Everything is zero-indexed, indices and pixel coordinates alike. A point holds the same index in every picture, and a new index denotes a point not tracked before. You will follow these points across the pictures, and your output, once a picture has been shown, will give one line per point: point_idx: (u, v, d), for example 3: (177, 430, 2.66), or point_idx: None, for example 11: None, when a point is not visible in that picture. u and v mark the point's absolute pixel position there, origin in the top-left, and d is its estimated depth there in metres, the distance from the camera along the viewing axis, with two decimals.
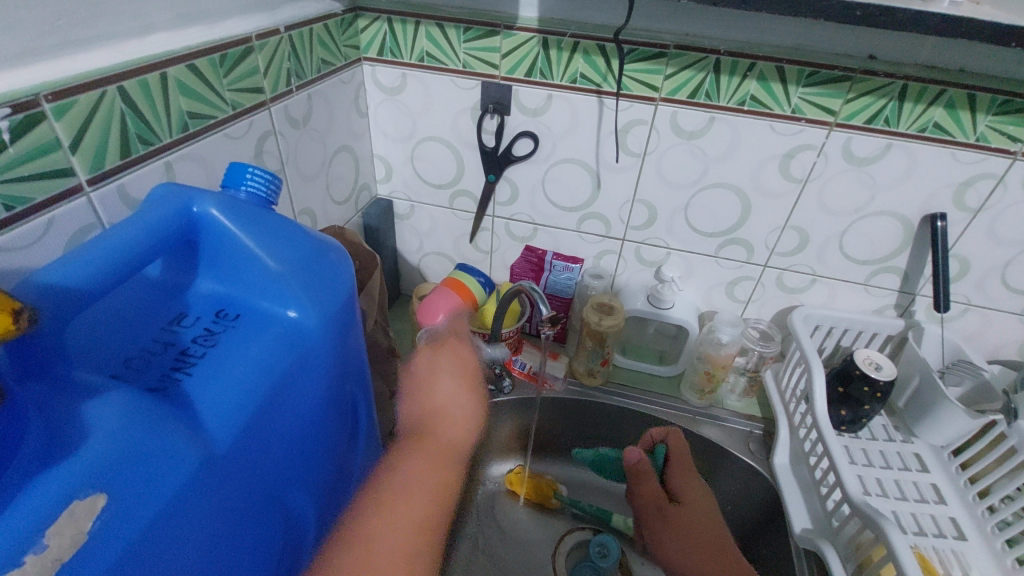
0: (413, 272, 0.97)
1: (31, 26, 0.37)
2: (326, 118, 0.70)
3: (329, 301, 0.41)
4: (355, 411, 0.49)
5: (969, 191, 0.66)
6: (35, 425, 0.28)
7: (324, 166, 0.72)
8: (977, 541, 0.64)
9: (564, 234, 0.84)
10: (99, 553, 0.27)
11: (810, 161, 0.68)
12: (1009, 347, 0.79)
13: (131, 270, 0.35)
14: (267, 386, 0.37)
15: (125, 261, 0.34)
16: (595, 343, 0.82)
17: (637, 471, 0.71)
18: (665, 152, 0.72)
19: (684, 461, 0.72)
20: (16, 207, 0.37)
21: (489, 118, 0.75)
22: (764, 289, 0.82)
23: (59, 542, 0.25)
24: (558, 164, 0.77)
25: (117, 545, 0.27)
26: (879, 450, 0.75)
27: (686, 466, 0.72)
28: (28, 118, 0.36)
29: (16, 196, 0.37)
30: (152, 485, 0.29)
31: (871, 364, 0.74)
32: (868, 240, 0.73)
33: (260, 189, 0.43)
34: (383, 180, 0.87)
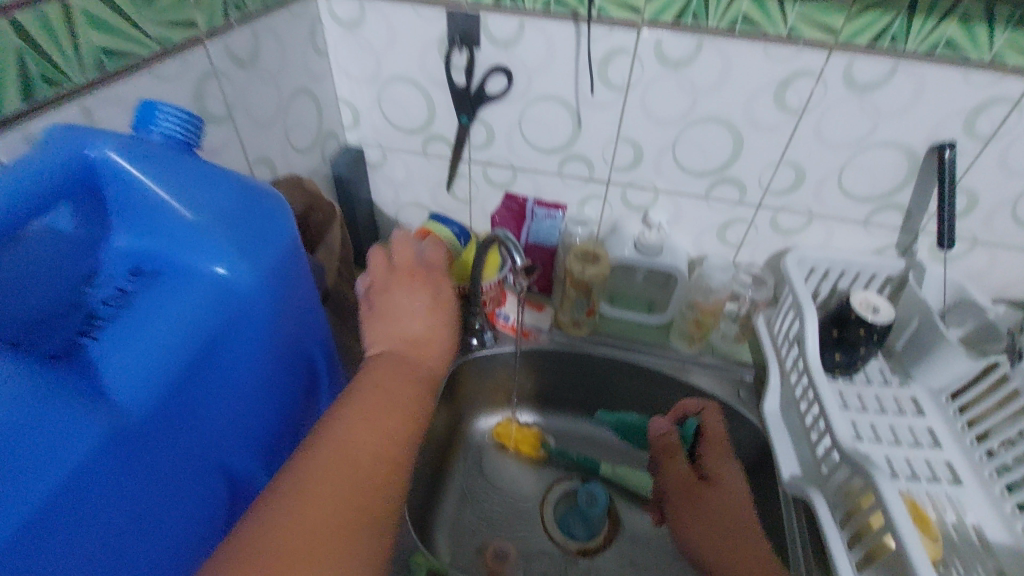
0: (391, 225, 0.93)
1: None
2: (277, 57, 0.64)
3: (262, 257, 0.38)
4: (309, 365, 0.48)
5: (982, 117, 0.61)
6: None
7: (280, 112, 0.67)
8: (974, 486, 0.63)
9: (545, 178, 0.79)
10: None
11: (807, 89, 0.62)
12: (1015, 287, 0.75)
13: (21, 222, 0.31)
14: (195, 347, 0.35)
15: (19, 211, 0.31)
16: (580, 293, 0.79)
17: (664, 443, 0.70)
18: (649, 84, 0.66)
19: (720, 441, 0.69)
20: None
21: (458, 53, 0.69)
22: (757, 231, 0.77)
23: None
24: (535, 103, 0.71)
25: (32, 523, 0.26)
26: (874, 394, 0.72)
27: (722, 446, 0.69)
28: None
29: None
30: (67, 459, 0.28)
31: (867, 306, 0.71)
32: (869, 175, 0.68)
33: (176, 129, 0.38)
34: (351, 126, 0.81)
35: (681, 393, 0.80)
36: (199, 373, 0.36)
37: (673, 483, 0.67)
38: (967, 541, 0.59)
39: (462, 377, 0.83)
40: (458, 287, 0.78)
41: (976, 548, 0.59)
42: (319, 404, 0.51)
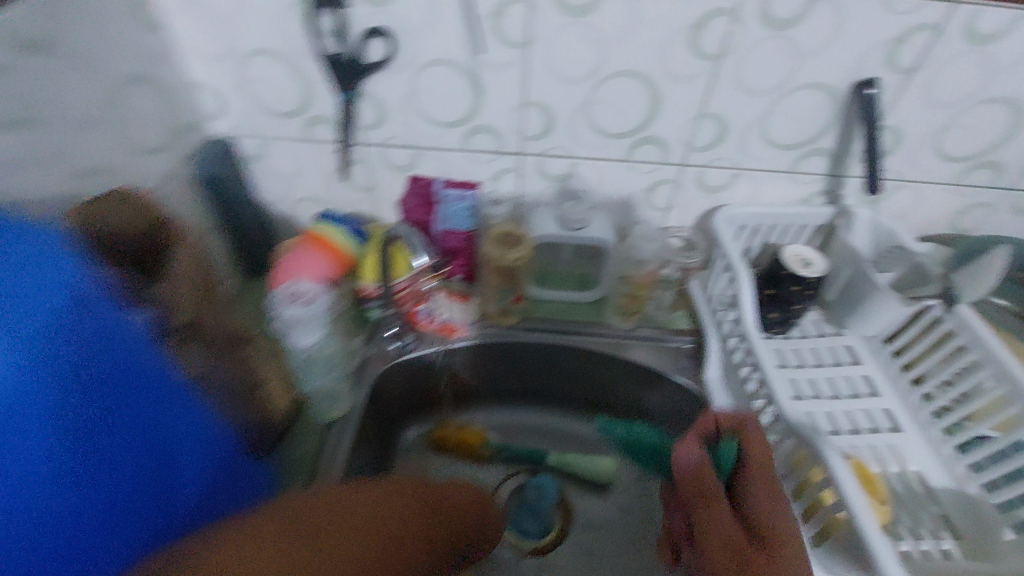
0: (285, 224, 0.81)
1: None
2: (87, 36, 0.51)
3: (38, 287, 0.31)
4: (155, 430, 0.39)
5: (904, 48, 0.56)
6: None
7: (106, 105, 0.54)
8: (914, 432, 0.62)
9: (450, 155, 0.70)
10: None
11: (722, 30, 0.56)
12: (937, 222, 0.74)
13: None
14: (40, 466, 0.30)
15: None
16: (504, 278, 0.72)
17: (694, 482, 0.53)
18: (551, 37, 0.58)
19: (760, 464, 0.51)
20: None
21: (324, 14, 0.57)
22: (684, 192, 0.72)
23: None
24: (425, 69, 0.61)
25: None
26: (810, 347, 0.70)
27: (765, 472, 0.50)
28: None
29: None
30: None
31: (798, 260, 0.67)
32: (793, 121, 0.63)
33: None
34: (214, 115, 0.69)
35: (622, 370, 0.76)
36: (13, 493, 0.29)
37: (710, 536, 0.51)
38: (913, 492, 0.58)
39: (385, 386, 0.73)
40: (368, 289, 0.68)
41: (923, 500, 0.57)
42: (190, 476, 0.42)
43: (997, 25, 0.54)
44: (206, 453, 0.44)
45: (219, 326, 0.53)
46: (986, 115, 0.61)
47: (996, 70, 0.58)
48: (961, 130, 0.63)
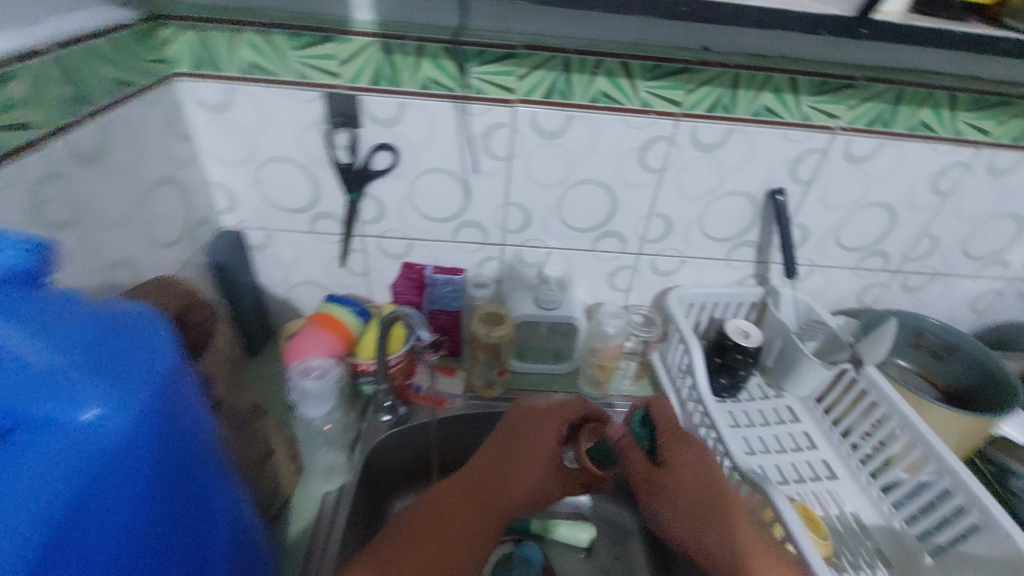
0: (281, 307, 0.87)
1: None
2: (133, 150, 0.58)
3: (136, 388, 0.33)
4: (207, 498, 0.40)
5: (801, 165, 0.73)
6: None
7: (141, 207, 0.60)
8: (848, 477, 0.72)
9: (440, 245, 0.80)
10: None
11: (663, 151, 0.71)
12: (848, 298, 0.89)
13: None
14: (52, 525, 0.29)
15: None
16: (490, 354, 0.80)
17: (624, 444, 0.71)
18: (529, 153, 0.71)
19: (672, 431, 0.68)
20: None
21: (339, 133, 0.68)
22: (641, 275, 0.85)
23: None
24: (423, 176, 0.73)
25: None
26: (757, 409, 0.81)
27: (674, 435, 0.68)
28: None
29: None
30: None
31: (739, 332, 0.79)
32: (724, 220, 0.78)
33: (25, 261, 0.34)
34: (226, 210, 0.76)
35: None
36: (55, 561, 0.29)
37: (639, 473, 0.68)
38: (850, 529, 0.67)
39: (378, 459, 0.76)
40: (364, 366, 0.74)
41: (858, 535, 0.66)
42: (225, 533, 0.42)
43: (865, 150, 0.71)
44: (237, 512, 0.44)
45: (237, 401, 0.56)
46: (868, 216, 0.78)
47: (871, 182, 0.74)
48: (853, 226, 0.79)
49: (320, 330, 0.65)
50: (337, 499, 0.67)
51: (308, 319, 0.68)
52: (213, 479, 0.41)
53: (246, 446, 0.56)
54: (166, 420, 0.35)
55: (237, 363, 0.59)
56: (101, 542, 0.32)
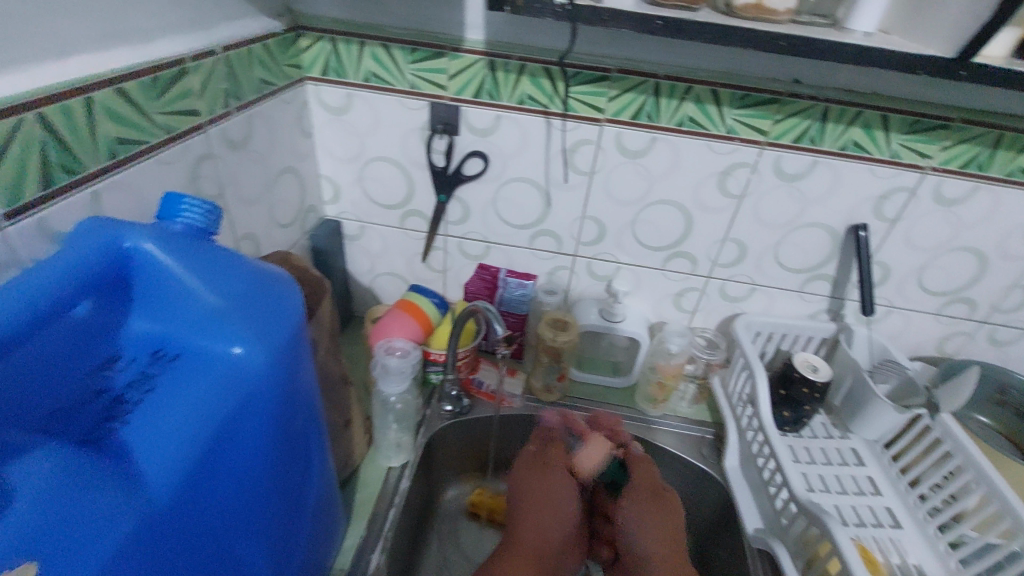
0: (364, 295, 0.94)
1: None
2: (267, 139, 0.66)
3: (274, 333, 0.37)
4: (308, 444, 0.45)
5: (887, 203, 0.72)
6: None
7: (266, 190, 0.68)
8: (913, 529, 0.69)
9: (516, 250, 0.84)
10: None
11: (744, 178, 0.72)
12: (928, 345, 0.86)
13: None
14: (206, 438, 0.34)
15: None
16: (552, 358, 0.83)
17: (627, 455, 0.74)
18: (611, 170, 0.74)
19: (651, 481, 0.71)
20: None
21: (439, 139, 0.75)
22: (708, 299, 0.86)
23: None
24: (509, 184, 0.78)
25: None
26: (820, 447, 0.79)
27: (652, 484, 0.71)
28: None
29: None
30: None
31: (807, 365, 0.78)
32: (801, 250, 0.78)
33: (198, 221, 0.40)
34: (330, 201, 0.84)
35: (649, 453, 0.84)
36: (206, 468, 0.34)
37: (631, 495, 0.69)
38: None
39: (438, 445, 0.80)
40: (435, 354, 0.79)
41: None
42: (315, 478, 0.48)
43: (957, 193, 0.70)
44: (324, 464, 0.49)
45: (332, 367, 0.61)
46: (956, 260, 0.76)
47: (961, 226, 0.73)
48: (938, 270, 0.77)
49: (404, 316, 0.74)
50: (399, 474, 0.72)
51: (394, 305, 0.76)
52: (313, 429, 0.45)
53: (328, 412, 0.61)
54: (294, 365, 0.40)
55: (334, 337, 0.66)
56: (238, 462, 0.36)
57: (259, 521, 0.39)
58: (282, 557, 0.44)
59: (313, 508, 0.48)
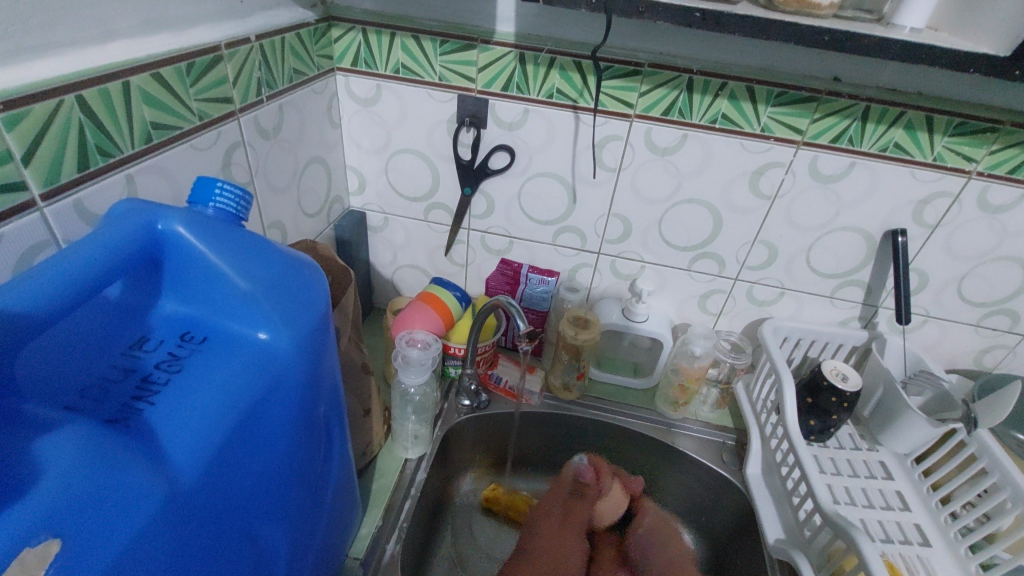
0: (386, 286, 0.95)
1: (18, 21, 0.35)
2: (297, 128, 0.67)
3: (302, 321, 0.37)
4: (329, 432, 0.45)
5: (927, 209, 0.69)
6: (17, 455, 0.26)
7: (295, 178, 0.69)
8: (943, 547, 0.66)
9: (539, 246, 0.84)
10: (84, 564, 0.25)
11: (778, 178, 0.70)
12: (964, 357, 0.83)
13: (22, 328, 0.28)
14: (231, 422, 0.34)
15: (11, 318, 0.28)
16: (571, 357, 0.82)
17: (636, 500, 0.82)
18: (639, 167, 0.73)
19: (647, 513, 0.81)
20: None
21: (466, 132, 0.75)
22: (735, 301, 0.84)
23: (33, 551, 0.24)
24: (535, 179, 0.77)
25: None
26: (846, 458, 0.77)
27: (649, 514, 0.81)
28: (11, 117, 0.35)
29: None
30: (6, 542, 0.24)
31: (837, 374, 0.76)
32: (834, 255, 0.76)
33: (229, 206, 0.40)
34: (356, 192, 0.85)
35: (668, 456, 0.82)
36: (231, 451, 0.34)
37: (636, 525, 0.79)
38: None
39: (455, 439, 0.80)
40: (454, 348, 0.79)
41: None
42: (334, 468, 0.48)
43: (1003, 200, 0.67)
44: (344, 454, 0.50)
45: (353, 356, 0.62)
46: (999, 270, 0.73)
47: (1007, 234, 0.69)
48: (979, 279, 0.74)
49: (425, 307, 0.74)
50: (415, 466, 0.72)
51: (417, 297, 0.76)
52: (335, 419, 0.46)
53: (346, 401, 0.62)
54: (321, 354, 0.40)
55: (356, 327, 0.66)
56: (261, 445, 0.37)
57: (279, 505, 0.39)
58: (298, 544, 0.44)
59: (331, 497, 0.48)
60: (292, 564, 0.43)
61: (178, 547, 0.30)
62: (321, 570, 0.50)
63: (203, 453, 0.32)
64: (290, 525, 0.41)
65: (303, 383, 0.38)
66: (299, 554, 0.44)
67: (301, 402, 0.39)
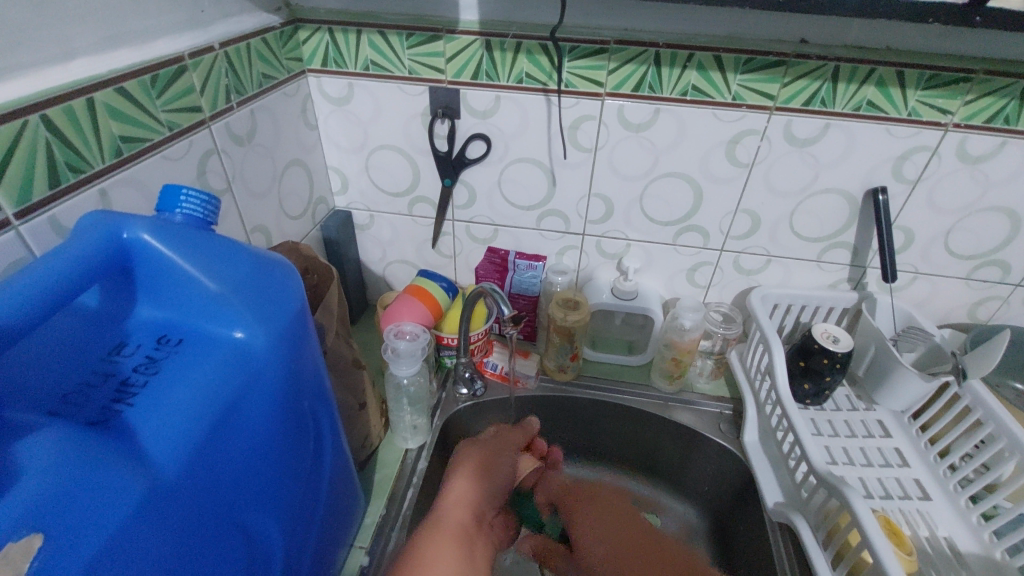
0: (379, 282, 0.96)
1: None
2: (272, 133, 0.68)
3: (275, 319, 0.38)
4: (317, 425, 0.46)
5: (907, 164, 0.69)
6: None
7: (275, 182, 0.70)
8: (943, 500, 0.67)
9: (524, 232, 0.84)
10: (66, 559, 0.26)
11: (754, 145, 0.70)
12: (958, 311, 0.82)
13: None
14: (209, 418, 0.35)
15: None
16: (564, 339, 0.82)
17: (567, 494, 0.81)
18: (615, 145, 0.73)
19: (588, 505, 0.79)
20: None
21: (440, 123, 0.75)
22: (722, 272, 0.84)
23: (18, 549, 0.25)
24: (513, 165, 0.77)
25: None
26: (843, 420, 0.77)
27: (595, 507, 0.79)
28: None
29: None
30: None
31: (828, 337, 0.76)
32: (816, 218, 0.76)
33: (196, 211, 0.41)
34: (339, 192, 0.86)
35: (666, 430, 0.83)
36: (213, 448, 0.35)
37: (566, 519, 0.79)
38: (941, 553, 0.62)
39: (454, 428, 0.81)
40: (447, 339, 0.80)
41: (949, 561, 0.61)
42: (326, 460, 0.49)
43: (983, 149, 0.66)
44: (336, 446, 0.51)
45: (342, 351, 0.63)
46: (986, 221, 0.72)
47: (989, 184, 0.69)
48: (966, 232, 0.74)
49: (413, 300, 0.75)
50: (416, 456, 0.73)
51: (404, 290, 0.77)
52: (321, 413, 0.47)
53: (339, 396, 0.63)
54: (298, 350, 0.41)
55: (345, 323, 0.67)
56: (243, 440, 0.38)
57: (268, 497, 0.41)
58: (293, 535, 0.45)
59: (325, 488, 0.50)
60: (288, 555, 0.45)
61: (162, 540, 0.31)
62: (321, 559, 0.52)
63: (182, 450, 0.33)
64: (282, 517, 0.43)
65: (281, 377, 0.39)
66: (295, 544, 0.46)
67: (281, 396, 0.40)
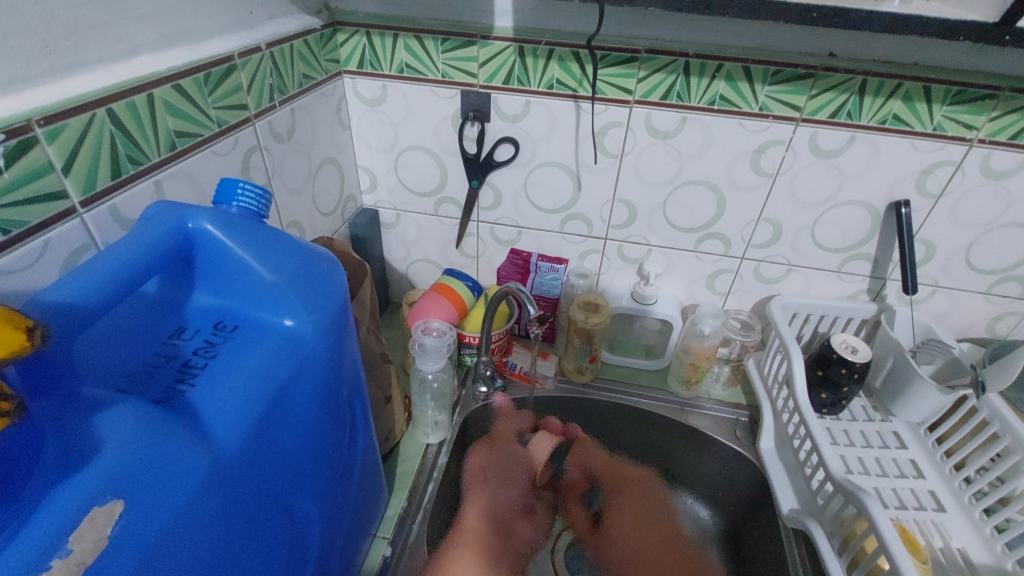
0: (402, 279, 0.98)
1: (51, 43, 0.38)
2: (309, 131, 0.70)
3: (324, 309, 0.40)
4: (353, 414, 0.48)
5: (930, 178, 0.70)
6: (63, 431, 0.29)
7: (310, 179, 0.72)
8: (957, 511, 0.67)
9: (547, 235, 0.86)
10: (140, 527, 0.28)
11: (778, 155, 0.71)
12: (977, 325, 0.83)
13: (73, 319, 0.31)
14: (264, 401, 0.36)
15: (66, 309, 0.31)
16: (583, 341, 0.83)
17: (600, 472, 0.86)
18: (642, 151, 0.74)
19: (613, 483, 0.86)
20: (34, 219, 0.38)
21: (470, 126, 0.77)
22: (742, 280, 0.85)
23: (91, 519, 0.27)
24: (539, 169, 0.79)
25: (77, 536, 0.26)
26: (859, 430, 0.77)
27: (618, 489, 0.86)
28: (54, 130, 0.38)
29: (47, 190, 0.39)
30: (77, 501, 0.27)
31: (846, 347, 0.77)
32: (838, 229, 0.77)
33: (251, 204, 0.43)
34: (368, 191, 0.88)
35: (682, 435, 0.84)
36: (265, 429, 0.37)
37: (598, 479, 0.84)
38: (955, 564, 0.62)
39: (474, 426, 0.83)
40: (468, 337, 0.82)
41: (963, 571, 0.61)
42: (359, 448, 0.51)
43: (1007, 165, 0.67)
44: (368, 435, 0.53)
45: (371, 344, 0.64)
46: (1007, 237, 0.73)
47: (1012, 201, 0.70)
48: (987, 247, 0.74)
49: (438, 298, 0.78)
50: (436, 451, 0.75)
51: (430, 289, 0.79)
52: (357, 402, 0.48)
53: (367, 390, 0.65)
54: (342, 340, 0.42)
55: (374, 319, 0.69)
56: (290, 423, 0.39)
57: (309, 480, 0.42)
58: (328, 519, 0.47)
59: (356, 477, 0.51)
60: (323, 538, 0.46)
61: (220, 514, 0.33)
62: (348, 546, 0.53)
63: (238, 430, 0.35)
64: (319, 500, 0.44)
65: (325, 364, 0.41)
66: (328, 529, 0.47)
67: (324, 382, 0.41)
